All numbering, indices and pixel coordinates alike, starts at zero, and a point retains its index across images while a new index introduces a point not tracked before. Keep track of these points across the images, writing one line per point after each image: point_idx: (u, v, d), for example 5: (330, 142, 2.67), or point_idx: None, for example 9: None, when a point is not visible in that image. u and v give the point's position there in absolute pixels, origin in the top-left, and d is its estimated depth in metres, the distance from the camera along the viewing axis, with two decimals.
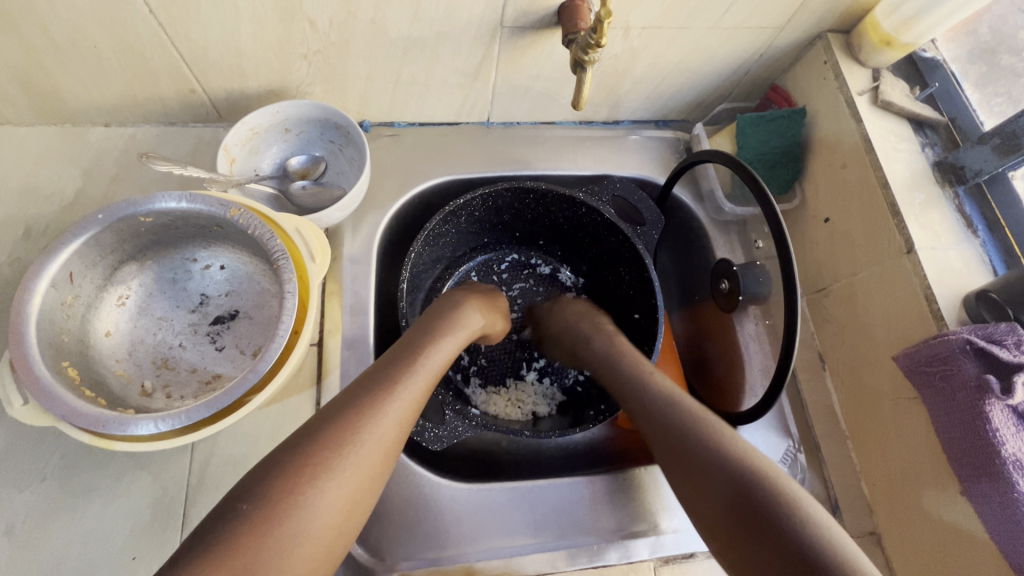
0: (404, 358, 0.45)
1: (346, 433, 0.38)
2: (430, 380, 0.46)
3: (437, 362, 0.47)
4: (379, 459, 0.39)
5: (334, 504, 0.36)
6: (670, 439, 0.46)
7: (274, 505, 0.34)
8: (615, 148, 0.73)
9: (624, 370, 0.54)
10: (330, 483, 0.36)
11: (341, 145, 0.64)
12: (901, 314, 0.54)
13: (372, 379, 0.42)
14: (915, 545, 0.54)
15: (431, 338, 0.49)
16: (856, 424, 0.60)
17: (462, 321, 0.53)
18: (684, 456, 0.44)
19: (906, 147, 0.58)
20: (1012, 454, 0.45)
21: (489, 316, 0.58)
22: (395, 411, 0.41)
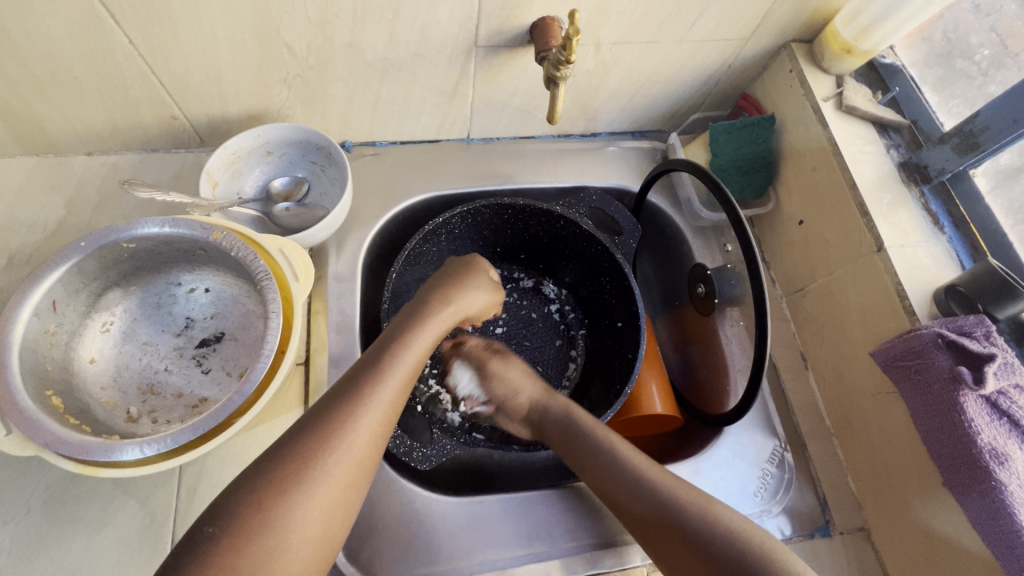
0: (375, 363, 0.44)
1: (319, 445, 0.38)
2: (405, 382, 0.44)
3: (406, 362, 0.45)
4: (353, 469, 0.39)
5: (308, 519, 0.37)
6: (636, 498, 0.49)
7: (250, 521, 0.35)
8: (593, 161, 0.75)
9: (576, 426, 0.55)
10: (303, 498, 0.37)
11: (323, 166, 0.64)
12: (876, 312, 0.56)
13: (341, 390, 0.42)
14: (905, 535, 0.54)
15: (401, 338, 0.47)
16: (841, 421, 0.61)
17: (437, 315, 0.51)
18: (654, 509, 0.47)
19: (872, 149, 0.60)
20: (987, 444, 0.46)
21: (462, 297, 0.54)
22: (366, 421, 0.40)
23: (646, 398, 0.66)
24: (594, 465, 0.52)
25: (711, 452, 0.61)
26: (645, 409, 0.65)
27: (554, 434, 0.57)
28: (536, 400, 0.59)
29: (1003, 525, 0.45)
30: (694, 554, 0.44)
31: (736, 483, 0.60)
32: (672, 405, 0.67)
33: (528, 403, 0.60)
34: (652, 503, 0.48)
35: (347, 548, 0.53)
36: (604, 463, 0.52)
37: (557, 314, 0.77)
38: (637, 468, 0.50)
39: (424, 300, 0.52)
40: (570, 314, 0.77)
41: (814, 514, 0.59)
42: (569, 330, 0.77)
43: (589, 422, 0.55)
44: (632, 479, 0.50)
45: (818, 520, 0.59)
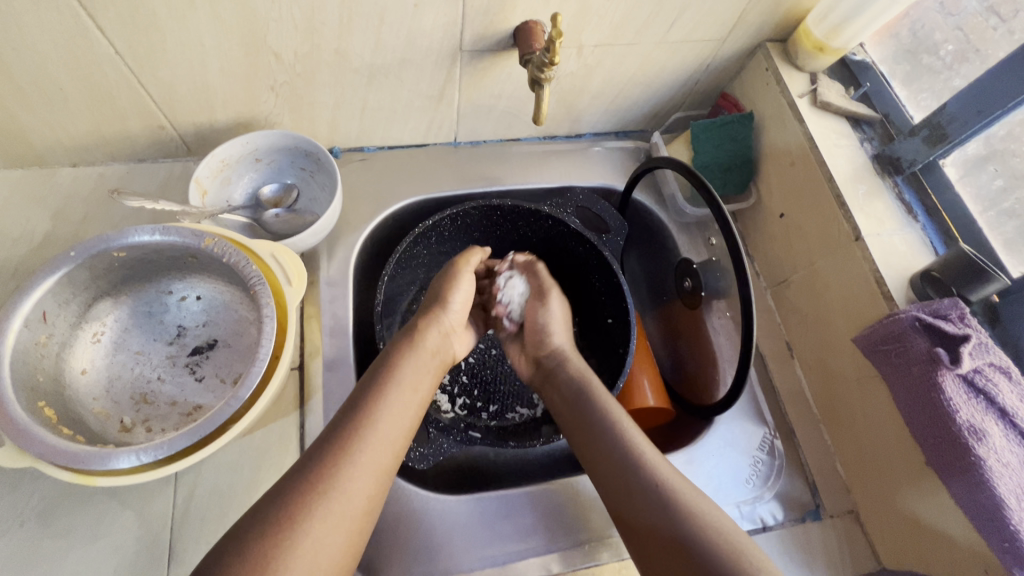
0: (371, 394, 0.48)
1: (328, 471, 0.41)
2: (399, 411, 0.48)
3: (399, 391, 0.49)
4: (364, 500, 0.42)
5: (317, 544, 0.39)
6: (623, 475, 0.47)
7: (264, 543, 0.37)
8: (578, 161, 0.77)
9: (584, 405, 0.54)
10: (315, 522, 0.39)
11: (312, 172, 0.65)
12: (856, 299, 0.57)
13: (342, 424, 0.45)
14: (893, 515, 0.56)
15: (391, 371, 0.50)
16: (827, 406, 0.63)
17: (423, 342, 0.55)
18: (638, 490, 0.46)
19: (846, 143, 0.62)
20: (966, 421, 0.47)
21: (444, 322, 0.58)
22: (366, 452, 0.44)
23: (638, 392, 0.67)
24: (589, 442, 0.52)
25: (703, 442, 0.62)
26: (637, 403, 0.66)
27: (558, 401, 0.58)
28: (561, 351, 0.62)
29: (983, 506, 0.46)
30: (665, 543, 0.43)
31: (728, 471, 0.61)
32: (664, 398, 0.68)
33: (550, 351, 0.62)
34: (636, 484, 0.46)
35: None
36: (597, 442, 0.51)
37: None
38: (626, 451, 0.49)
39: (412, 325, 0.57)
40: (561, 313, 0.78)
41: (804, 498, 0.61)
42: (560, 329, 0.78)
43: (593, 394, 0.55)
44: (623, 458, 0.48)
45: (808, 504, 0.61)
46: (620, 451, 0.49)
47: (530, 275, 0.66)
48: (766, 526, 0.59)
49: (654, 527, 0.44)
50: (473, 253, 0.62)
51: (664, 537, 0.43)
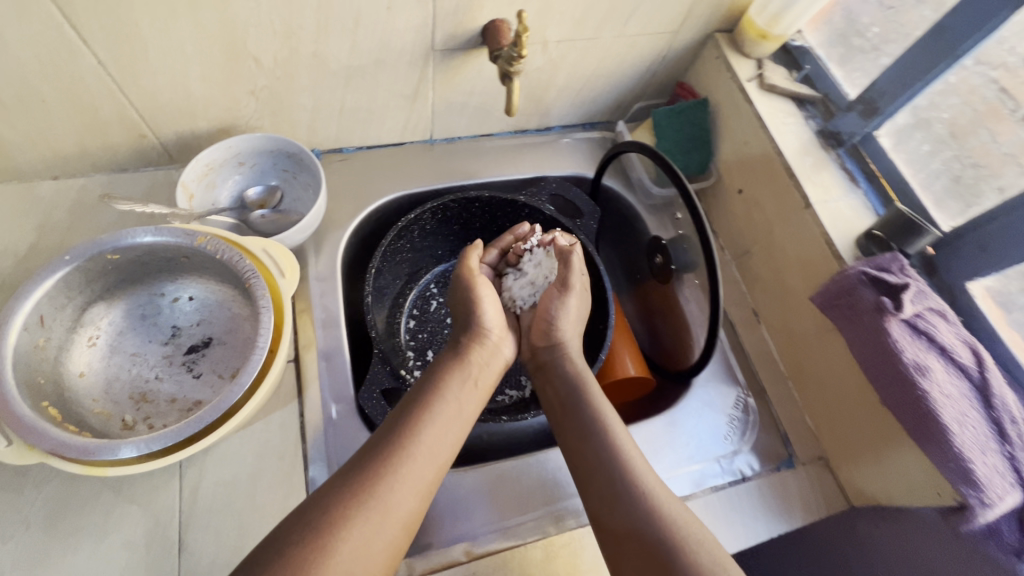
0: (411, 411, 0.50)
1: (369, 485, 0.43)
2: (442, 424, 0.50)
3: (446, 406, 0.51)
4: (404, 509, 0.43)
5: (348, 555, 0.39)
6: (617, 485, 0.47)
7: (302, 550, 0.38)
8: (549, 153, 0.81)
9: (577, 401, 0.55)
10: (347, 537, 0.40)
11: (295, 173, 0.67)
12: (811, 262, 0.63)
13: (383, 439, 0.47)
14: (858, 457, 0.61)
15: (436, 386, 0.53)
16: (793, 364, 0.68)
17: (467, 360, 0.57)
18: (627, 502, 0.46)
19: (793, 121, 0.68)
20: (911, 360, 0.52)
21: (489, 340, 0.61)
22: (410, 465, 0.45)
23: (619, 362, 0.71)
24: (582, 444, 0.51)
25: (682, 404, 0.67)
26: (619, 371, 0.71)
27: (552, 396, 0.58)
28: (564, 347, 0.61)
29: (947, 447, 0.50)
30: (650, 557, 0.43)
31: (706, 429, 0.65)
32: (643, 368, 0.72)
33: (552, 344, 0.61)
34: (627, 495, 0.46)
35: None
36: (591, 449, 0.51)
37: None
38: (620, 458, 0.49)
39: (458, 343, 0.59)
40: None
41: (778, 449, 0.66)
42: None
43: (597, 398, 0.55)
44: (620, 467, 0.48)
45: (782, 454, 0.65)
46: (615, 460, 0.49)
47: (562, 261, 0.62)
48: (745, 477, 0.63)
49: (639, 540, 0.44)
50: (471, 254, 0.64)
51: (650, 552, 0.43)
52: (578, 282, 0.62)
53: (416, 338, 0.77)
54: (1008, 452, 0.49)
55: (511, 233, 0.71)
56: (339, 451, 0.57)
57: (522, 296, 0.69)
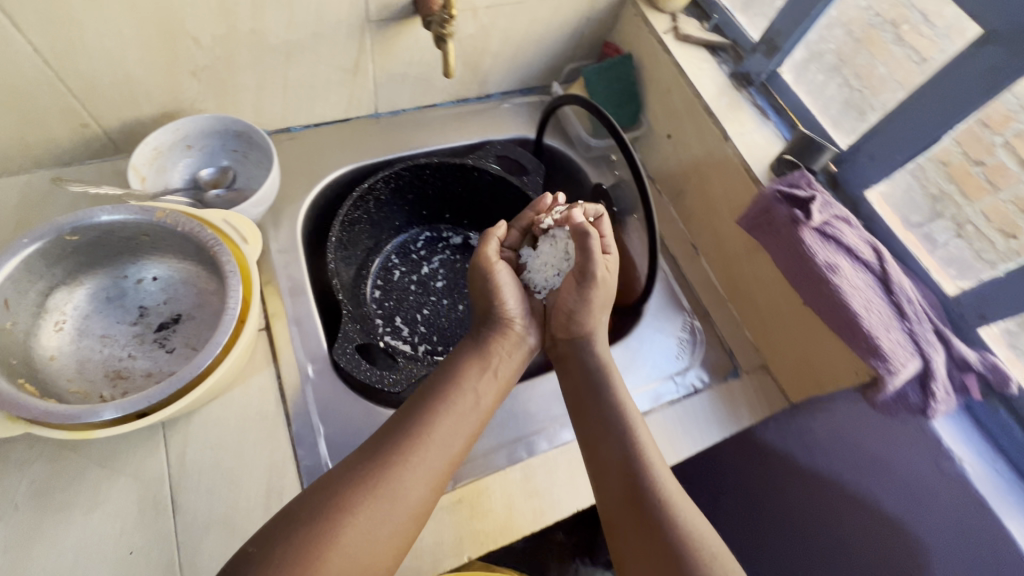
0: (425, 411, 0.53)
1: (376, 480, 0.47)
2: (457, 418, 0.54)
3: (461, 399, 0.55)
4: (414, 502, 0.48)
5: (354, 540, 0.44)
6: (616, 468, 0.52)
7: (309, 534, 0.43)
8: (492, 118, 0.85)
9: (596, 389, 0.58)
10: (353, 526, 0.45)
11: (245, 152, 0.68)
12: (734, 190, 0.70)
13: (395, 435, 0.51)
14: (791, 360, 0.68)
15: (453, 380, 0.57)
16: (731, 287, 0.75)
17: (487, 353, 0.60)
18: (624, 485, 0.51)
19: (708, 66, 0.74)
20: (824, 261, 0.59)
21: (510, 330, 0.63)
22: (419, 462, 0.50)
23: None
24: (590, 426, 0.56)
25: (636, 332, 0.73)
26: None
27: (569, 379, 0.61)
28: (588, 336, 0.62)
29: (857, 336, 0.57)
30: (638, 536, 0.48)
31: (659, 351, 0.71)
32: None
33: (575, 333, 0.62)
34: (623, 480, 0.51)
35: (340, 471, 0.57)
36: (597, 431, 0.55)
37: None
38: (620, 442, 0.53)
39: (479, 335, 0.62)
40: None
41: (724, 363, 0.73)
42: None
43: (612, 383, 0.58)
44: (619, 452, 0.53)
45: (728, 367, 0.72)
46: (616, 445, 0.53)
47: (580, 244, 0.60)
48: (697, 389, 0.69)
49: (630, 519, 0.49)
50: (489, 243, 0.64)
51: (639, 530, 0.48)
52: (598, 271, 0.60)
53: (383, 306, 0.80)
54: (907, 328, 0.57)
55: (530, 211, 0.69)
56: (319, 406, 0.60)
57: (547, 279, 0.67)
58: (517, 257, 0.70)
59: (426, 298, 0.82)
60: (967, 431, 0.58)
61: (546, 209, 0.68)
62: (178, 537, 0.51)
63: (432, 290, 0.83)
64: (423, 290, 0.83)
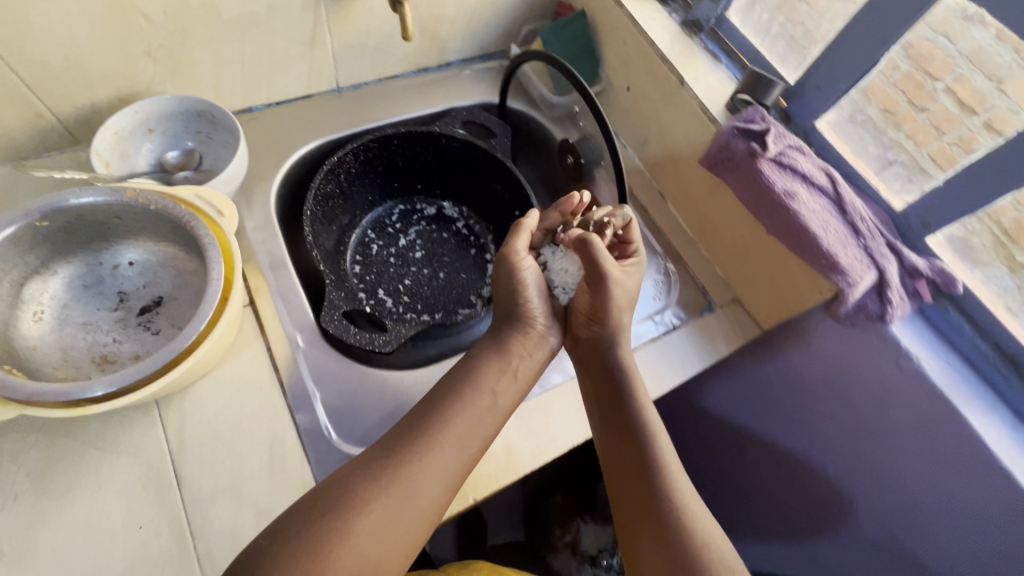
0: (442, 415, 0.53)
1: (389, 483, 0.48)
2: (475, 420, 0.54)
3: (479, 399, 0.55)
4: (428, 507, 0.49)
5: (365, 537, 0.45)
6: (632, 467, 0.54)
7: (321, 532, 0.44)
8: (454, 86, 0.86)
9: (614, 386, 0.59)
10: (366, 525, 0.46)
11: (209, 133, 0.68)
12: (695, 132, 0.72)
13: (410, 437, 0.51)
14: (759, 290, 0.72)
15: (470, 380, 0.56)
16: (699, 228, 0.78)
17: (507, 350, 0.59)
18: (639, 487, 0.53)
19: (660, 16, 0.76)
20: (782, 188, 0.62)
21: (532, 328, 0.62)
22: (436, 468, 0.50)
23: None
24: (607, 423, 0.57)
25: None
26: None
27: (586, 373, 0.62)
28: (612, 330, 0.61)
29: (817, 254, 0.61)
30: (649, 534, 0.50)
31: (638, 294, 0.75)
32: None
33: (600, 328, 0.61)
34: (640, 481, 0.53)
35: (341, 431, 0.59)
36: (614, 430, 0.56)
37: (464, 229, 0.88)
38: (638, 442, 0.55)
39: (501, 333, 0.61)
40: (476, 225, 0.89)
41: (698, 300, 0.76)
42: (479, 239, 0.88)
43: (629, 380, 0.59)
44: (637, 452, 0.54)
45: (703, 303, 0.76)
46: (634, 445, 0.55)
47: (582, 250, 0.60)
48: (675, 326, 0.73)
49: (643, 517, 0.51)
50: (514, 237, 0.62)
51: (651, 528, 0.50)
52: (611, 267, 0.60)
53: (365, 279, 0.81)
54: (862, 244, 0.61)
55: (556, 211, 0.68)
56: (313, 373, 0.61)
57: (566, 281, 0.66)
58: (537, 256, 0.69)
59: (407, 269, 0.83)
60: (924, 332, 0.62)
61: (574, 210, 0.67)
62: (186, 508, 0.52)
63: (411, 261, 0.84)
64: (402, 261, 0.84)
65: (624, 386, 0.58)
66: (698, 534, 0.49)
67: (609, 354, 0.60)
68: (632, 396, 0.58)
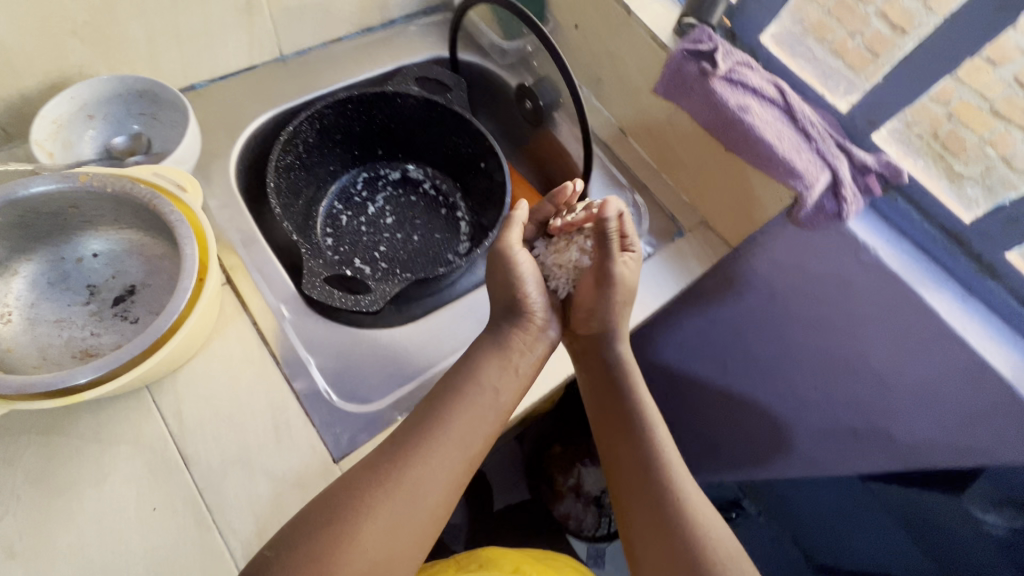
0: (446, 419, 0.54)
1: (393, 488, 0.50)
2: (478, 420, 0.55)
3: (479, 398, 0.56)
4: (434, 509, 0.51)
5: (371, 539, 0.48)
6: (635, 458, 0.58)
7: (327, 535, 0.47)
8: (401, 43, 0.84)
9: (613, 382, 0.63)
10: (371, 528, 0.48)
11: (154, 113, 0.65)
12: (647, 61, 0.73)
13: (415, 441, 0.53)
14: (724, 208, 0.75)
15: (470, 380, 0.57)
16: (662, 157, 0.80)
17: (507, 345, 0.60)
18: (640, 475, 0.57)
19: None
20: (735, 104, 0.65)
21: (529, 321, 0.62)
22: (441, 472, 0.52)
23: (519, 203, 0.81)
24: (608, 417, 0.62)
25: None
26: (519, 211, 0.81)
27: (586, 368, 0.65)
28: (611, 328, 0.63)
29: (772, 163, 0.64)
30: (649, 517, 0.55)
31: None
32: None
33: (598, 325, 0.63)
34: (641, 470, 0.57)
35: (341, 392, 0.59)
36: (616, 424, 0.61)
37: (432, 189, 0.88)
38: (638, 435, 0.59)
39: (502, 333, 0.60)
40: (443, 184, 0.88)
41: (668, 226, 0.79)
42: (448, 197, 0.88)
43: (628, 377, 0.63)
44: (638, 444, 0.59)
45: (673, 229, 0.79)
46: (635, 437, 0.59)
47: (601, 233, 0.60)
48: (649, 254, 0.75)
49: (644, 502, 0.56)
50: (509, 228, 0.63)
51: (651, 511, 0.55)
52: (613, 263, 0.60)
53: (339, 250, 0.80)
54: (814, 147, 0.64)
55: (550, 203, 0.68)
56: (303, 341, 0.61)
57: (561, 274, 0.67)
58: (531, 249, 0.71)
59: (381, 235, 0.83)
60: (874, 223, 0.67)
61: (567, 200, 0.66)
62: (198, 485, 0.52)
63: (384, 228, 0.84)
64: (375, 228, 0.83)
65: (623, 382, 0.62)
66: (694, 517, 0.54)
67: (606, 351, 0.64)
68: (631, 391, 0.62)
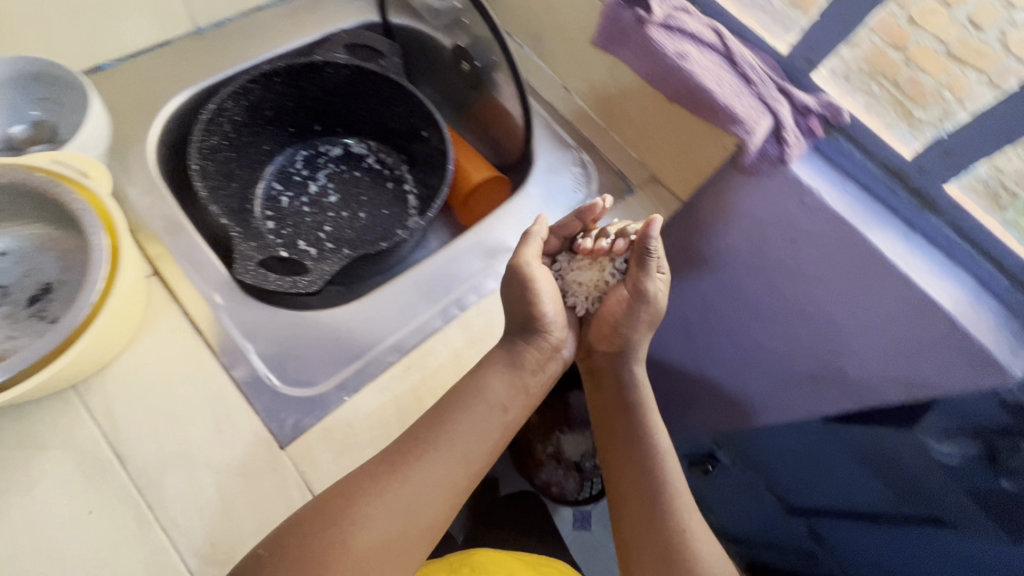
0: (452, 433, 0.54)
1: (389, 499, 0.50)
2: (482, 435, 0.56)
3: (483, 411, 0.56)
4: (428, 522, 0.51)
5: (359, 549, 0.47)
6: (640, 476, 0.63)
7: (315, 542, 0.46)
8: (328, 9, 0.79)
9: (628, 408, 0.68)
10: (364, 539, 0.48)
11: (57, 98, 0.60)
12: (582, 13, 0.71)
13: (417, 452, 0.53)
14: (670, 161, 0.74)
15: (476, 390, 0.57)
16: (607, 114, 0.78)
17: (519, 357, 0.60)
18: (644, 492, 0.61)
19: None
20: (673, 51, 0.62)
21: (546, 335, 0.63)
22: (441, 487, 0.53)
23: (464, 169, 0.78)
24: (620, 439, 0.66)
25: (531, 186, 0.75)
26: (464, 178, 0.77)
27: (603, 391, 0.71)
28: (628, 348, 0.69)
29: (712, 110, 0.62)
30: (649, 532, 0.59)
31: (560, 192, 0.75)
32: (489, 169, 0.79)
33: (619, 345, 0.69)
34: (645, 488, 0.62)
35: (283, 376, 0.57)
36: (626, 445, 0.65)
37: (376, 164, 0.85)
38: (647, 456, 0.64)
39: (516, 349, 0.60)
40: (388, 158, 0.85)
41: (617, 184, 0.78)
42: (394, 170, 0.84)
43: (642, 403, 0.68)
44: (644, 463, 0.63)
45: (621, 186, 0.78)
46: (643, 459, 0.64)
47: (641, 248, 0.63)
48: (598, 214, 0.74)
49: (646, 516, 0.60)
50: (528, 247, 0.63)
51: (652, 524, 0.59)
52: (650, 287, 0.65)
53: (282, 233, 0.77)
54: (754, 92, 0.63)
55: (577, 219, 0.67)
56: (240, 328, 0.58)
57: (581, 291, 0.70)
58: (552, 262, 0.71)
59: (325, 215, 0.80)
60: (821, 168, 0.66)
61: (596, 217, 0.65)
62: (136, 484, 0.50)
63: (328, 207, 0.81)
64: (319, 208, 0.80)
65: (638, 409, 0.67)
66: (689, 534, 0.58)
67: (624, 378, 0.69)
68: (644, 416, 0.67)
